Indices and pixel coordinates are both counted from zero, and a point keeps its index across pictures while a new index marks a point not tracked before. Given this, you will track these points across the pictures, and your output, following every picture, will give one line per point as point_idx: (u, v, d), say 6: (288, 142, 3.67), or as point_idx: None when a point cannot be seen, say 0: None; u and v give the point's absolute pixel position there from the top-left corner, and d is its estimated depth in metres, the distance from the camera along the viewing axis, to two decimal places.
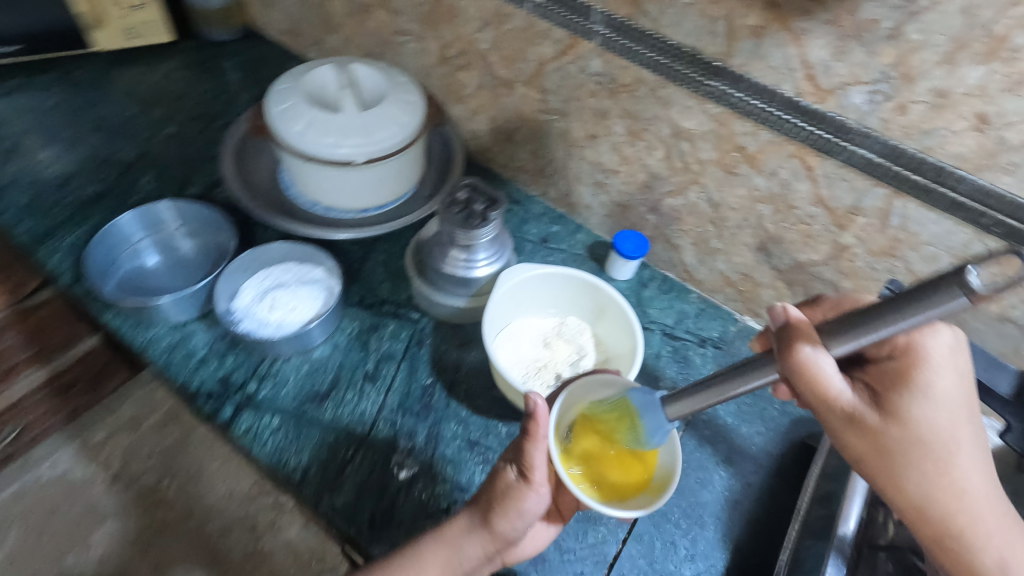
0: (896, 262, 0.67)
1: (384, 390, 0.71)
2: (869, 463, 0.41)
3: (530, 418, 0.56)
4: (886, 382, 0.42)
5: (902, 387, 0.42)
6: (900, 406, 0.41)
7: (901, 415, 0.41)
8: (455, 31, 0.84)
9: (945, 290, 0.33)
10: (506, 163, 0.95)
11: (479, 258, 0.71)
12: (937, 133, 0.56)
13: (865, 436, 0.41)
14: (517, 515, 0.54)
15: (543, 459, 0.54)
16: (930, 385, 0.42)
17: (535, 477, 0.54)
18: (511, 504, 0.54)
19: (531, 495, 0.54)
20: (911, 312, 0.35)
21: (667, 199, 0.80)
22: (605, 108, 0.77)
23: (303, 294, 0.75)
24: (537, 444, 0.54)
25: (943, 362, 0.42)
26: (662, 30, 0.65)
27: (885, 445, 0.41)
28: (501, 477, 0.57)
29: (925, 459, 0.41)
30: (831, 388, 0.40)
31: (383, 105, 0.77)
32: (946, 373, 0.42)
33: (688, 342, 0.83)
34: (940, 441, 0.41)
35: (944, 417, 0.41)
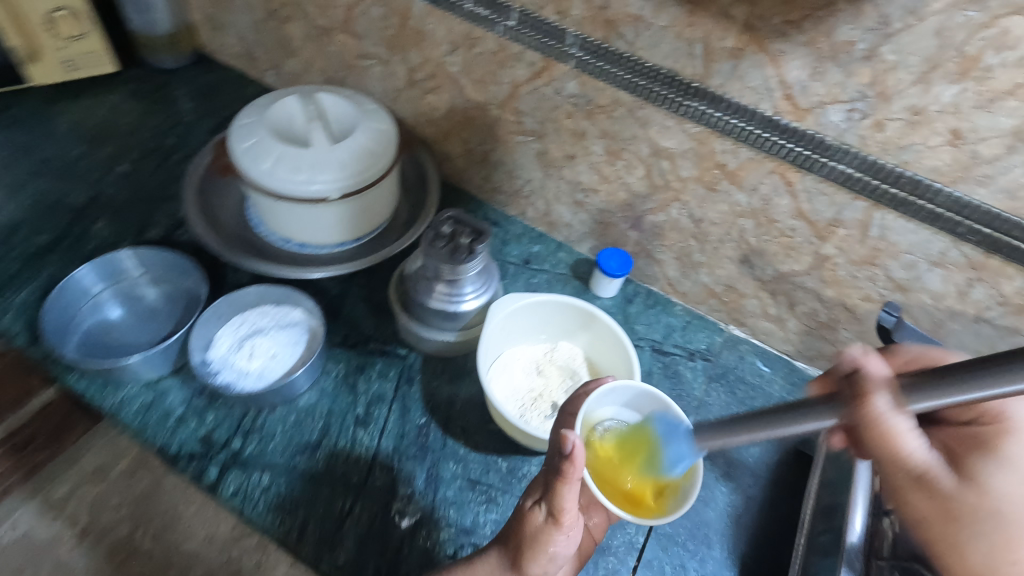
0: (876, 270, 0.68)
1: (378, 433, 0.69)
2: (933, 525, 0.42)
3: (564, 459, 0.50)
4: (965, 446, 0.45)
5: (979, 452, 0.44)
6: (976, 470, 0.43)
7: (976, 480, 0.42)
8: (423, 54, 0.81)
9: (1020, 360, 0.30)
10: (481, 184, 0.93)
11: (466, 291, 0.69)
12: (913, 148, 0.57)
13: (936, 500, 0.42)
14: (545, 557, 0.55)
15: (574, 501, 0.52)
16: (1011, 453, 0.44)
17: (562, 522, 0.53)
18: (539, 550, 0.54)
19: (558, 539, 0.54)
20: (991, 379, 0.31)
21: (648, 216, 0.80)
22: (582, 129, 0.76)
23: (284, 339, 0.72)
24: (567, 490, 0.52)
25: (1021, 431, 0.45)
26: (639, 52, 0.65)
27: (959, 509, 0.41)
28: (526, 518, 0.56)
29: (994, 526, 0.41)
30: (903, 448, 0.39)
31: (354, 138, 0.74)
32: (1023, 442, 0.44)
33: (677, 357, 0.84)
34: (1011, 512, 0.41)
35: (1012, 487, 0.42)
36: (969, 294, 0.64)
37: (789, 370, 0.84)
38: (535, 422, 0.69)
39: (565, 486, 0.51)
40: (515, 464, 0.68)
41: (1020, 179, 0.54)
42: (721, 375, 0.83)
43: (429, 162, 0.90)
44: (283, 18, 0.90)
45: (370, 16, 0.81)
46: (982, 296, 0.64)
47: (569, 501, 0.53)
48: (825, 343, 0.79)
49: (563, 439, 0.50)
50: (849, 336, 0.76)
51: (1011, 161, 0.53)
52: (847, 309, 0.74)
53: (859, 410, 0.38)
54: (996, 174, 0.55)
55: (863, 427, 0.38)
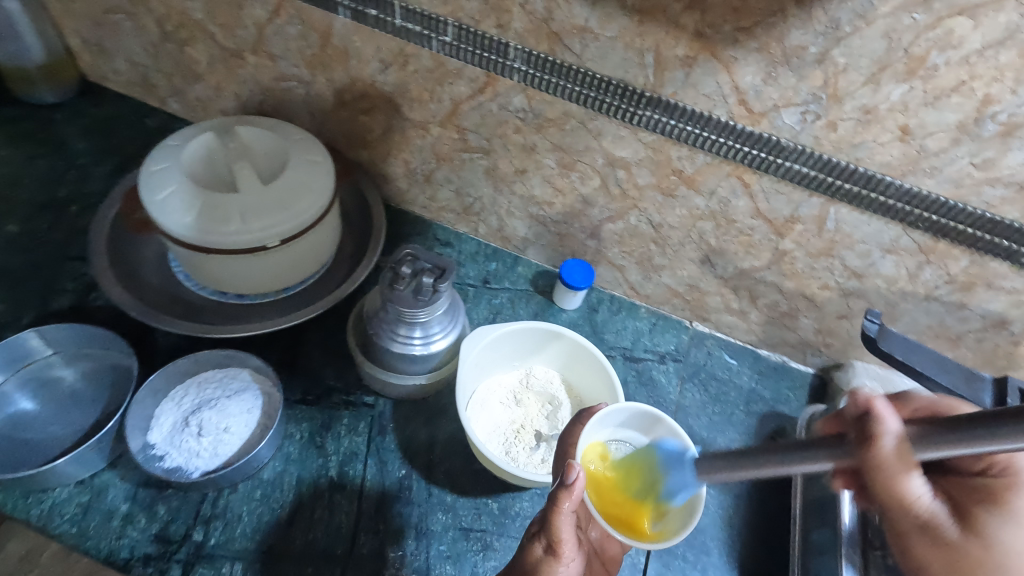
0: (834, 260, 0.70)
1: (356, 495, 0.64)
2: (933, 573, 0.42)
3: (564, 489, 0.50)
4: (969, 497, 0.44)
5: (989, 505, 0.43)
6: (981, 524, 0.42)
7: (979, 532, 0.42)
8: (351, 74, 0.75)
9: None
10: (427, 204, 0.88)
11: (434, 332, 0.65)
12: (865, 146, 0.57)
13: (943, 548, 0.42)
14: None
15: (571, 532, 0.51)
16: (1018, 508, 0.44)
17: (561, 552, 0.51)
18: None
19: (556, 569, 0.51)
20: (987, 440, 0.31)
21: (606, 225, 0.78)
22: (532, 143, 0.72)
23: (234, 407, 0.65)
24: (564, 517, 0.50)
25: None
26: (586, 63, 0.62)
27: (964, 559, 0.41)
28: (525, 550, 0.53)
29: None
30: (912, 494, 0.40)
31: (287, 175, 0.67)
32: None
33: (649, 361, 0.83)
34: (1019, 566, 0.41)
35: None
36: (919, 276, 0.67)
37: (755, 360, 0.85)
38: (523, 458, 0.66)
39: (562, 509, 0.50)
40: (506, 503, 0.66)
41: (964, 169, 0.56)
42: (693, 374, 0.83)
43: (370, 187, 0.84)
44: (182, 41, 0.80)
45: (285, 35, 0.74)
46: (931, 276, 0.67)
47: (566, 528, 0.51)
48: (786, 331, 0.81)
49: (567, 468, 0.49)
50: (809, 323, 0.79)
51: (956, 153, 0.55)
52: (806, 298, 0.76)
53: (861, 454, 0.38)
54: (942, 165, 0.56)
55: (871, 471, 0.38)
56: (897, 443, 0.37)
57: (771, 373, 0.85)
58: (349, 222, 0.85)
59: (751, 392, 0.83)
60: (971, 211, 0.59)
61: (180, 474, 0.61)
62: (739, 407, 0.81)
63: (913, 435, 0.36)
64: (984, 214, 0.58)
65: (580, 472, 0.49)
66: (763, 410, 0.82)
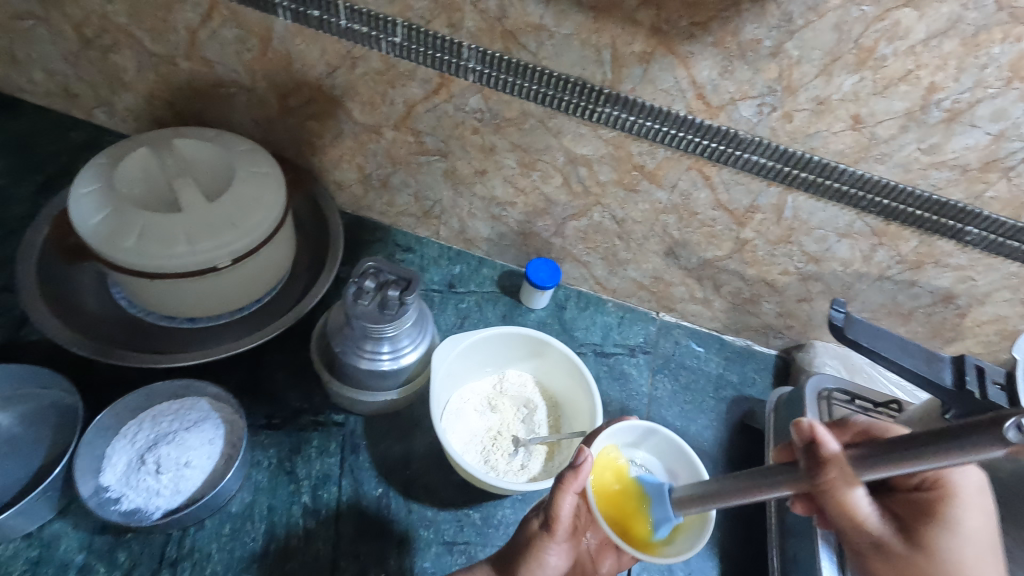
0: (792, 246, 0.71)
1: (332, 520, 0.61)
2: None
3: (571, 471, 0.52)
4: (911, 513, 0.49)
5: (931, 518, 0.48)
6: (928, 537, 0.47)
7: (928, 544, 0.46)
8: (295, 78, 0.71)
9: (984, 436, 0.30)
10: (385, 210, 0.86)
11: (403, 345, 0.63)
12: (819, 135, 0.59)
13: (892, 563, 0.46)
14: (538, 565, 0.55)
15: (568, 511, 0.52)
16: (956, 518, 0.48)
17: (556, 533, 0.54)
18: (533, 555, 0.55)
19: (547, 547, 0.54)
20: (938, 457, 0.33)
21: (570, 222, 0.78)
22: (491, 143, 0.71)
23: (194, 439, 0.61)
24: (566, 497, 0.52)
25: (965, 495, 0.49)
26: (542, 62, 0.60)
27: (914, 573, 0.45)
28: (526, 527, 0.57)
29: None
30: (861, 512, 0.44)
31: (235, 190, 0.63)
32: (975, 512, 0.49)
33: (619, 356, 0.84)
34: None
35: (969, 551, 0.47)
36: (873, 257, 0.69)
37: (721, 346, 0.87)
38: (502, 466, 0.65)
39: (569, 488, 0.52)
40: (488, 512, 0.65)
41: (912, 154, 0.58)
42: (663, 364, 0.84)
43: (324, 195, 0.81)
44: (106, 48, 0.74)
45: (220, 39, 0.69)
46: (884, 258, 0.69)
47: (566, 506, 0.52)
48: (749, 316, 0.83)
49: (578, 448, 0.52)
50: (770, 307, 0.81)
51: (904, 139, 0.57)
52: (767, 284, 0.77)
53: (816, 479, 0.40)
54: (892, 151, 0.58)
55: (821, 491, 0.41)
56: (845, 466, 0.39)
57: (737, 358, 0.86)
58: (304, 233, 0.81)
59: (719, 377, 0.84)
60: (920, 194, 0.61)
61: (140, 516, 0.57)
62: (709, 394, 0.82)
63: (853, 459, 0.38)
64: (932, 196, 0.61)
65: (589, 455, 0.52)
66: (732, 394, 0.83)
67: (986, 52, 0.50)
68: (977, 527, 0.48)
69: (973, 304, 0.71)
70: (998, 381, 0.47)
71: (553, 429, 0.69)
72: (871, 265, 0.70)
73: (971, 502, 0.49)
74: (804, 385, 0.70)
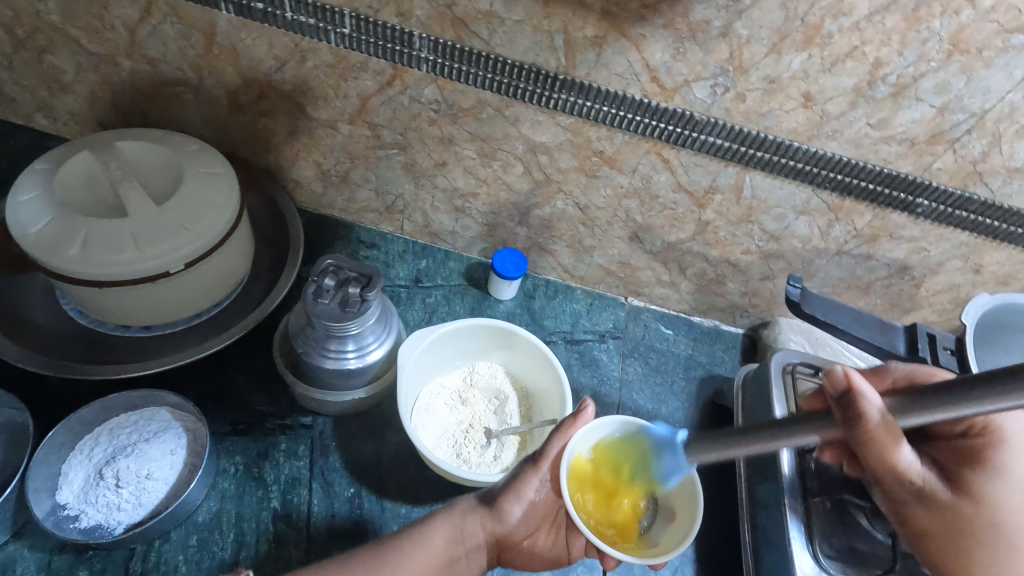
0: (753, 226, 0.72)
1: (304, 524, 0.60)
2: (935, 537, 0.47)
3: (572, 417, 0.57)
4: (955, 461, 0.49)
5: (975, 465, 0.48)
6: (972, 483, 0.47)
7: (973, 491, 0.47)
8: (243, 74, 0.69)
9: (1022, 386, 0.31)
10: (347, 206, 0.84)
11: (368, 343, 0.63)
12: (772, 114, 0.59)
13: (939, 512, 0.47)
14: (516, 494, 0.57)
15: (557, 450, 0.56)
16: (1002, 464, 0.48)
17: (540, 466, 0.56)
18: (513, 486, 0.57)
19: (529, 478, 0.56)
20: (984, 401, 0.32)
21: (534, 211, 0.77)
22: (449, 134, 0.70)
23: (154, 450, 0.59)
24: (561, 438, 0.56)
25: (1015, 441, 0.49)
26: (496, 50, 0.60)
27: (958, 521, 0.46)
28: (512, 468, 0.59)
29: (988, 537, 0.46)
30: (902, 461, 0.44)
31: (185, 192, 0.61)
32: (1021, 456, 0.48)
33: (590, 342, 0.84)
34: (1009, 525, 0.46)
35: (1015, 498, 0.47)
36: (830, 233, 0.71)
37: (689, 327, 0.88)
38: (475, 458, 0.65)
39: (566, 431, 0.55)
40: None
41: (862, 130, 0.59)
42: (633, 349, 0.84)
43: (281, 194, 0.79)
44: (40, 48, 0.71)
45: (161, 36, 0.66)
46: (841, 233, 0.70)
47: (556, 447, 0.56)
48: (715, 296, 0.84)
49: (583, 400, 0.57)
50: (735, 287, 0.82)
51: (854, 115, 0.58)
52: (730, 264, 0.78)
53: (854, 430, 0.40)
54: (842, 128, 0.59)
55: (858, 439, 0.40)
56: (880, 413, 0.39)
57: (705, 338, 0.87)
58: (262, 233, 0.79)
59: (688, 358, 0.85)
60: (872, 168, 0.62)
61: (101, 533, 0.55)
62: (679, 375, 0.83)
63: (903, 406, 0.38)
64: (882, 170, 0.62)
65: (590, 409, 0.57)
66: (702, 374, 0.84)
67: (927, 26, 0.50)
68: (1022, 472, 0.48)
69: (927, 274, 0.73)
70: None
71: (525, 419, 0.69)
72: (828, 239, 0.71)
73: (1017, 448, 0.49)
74: (769, 362, 0.71)
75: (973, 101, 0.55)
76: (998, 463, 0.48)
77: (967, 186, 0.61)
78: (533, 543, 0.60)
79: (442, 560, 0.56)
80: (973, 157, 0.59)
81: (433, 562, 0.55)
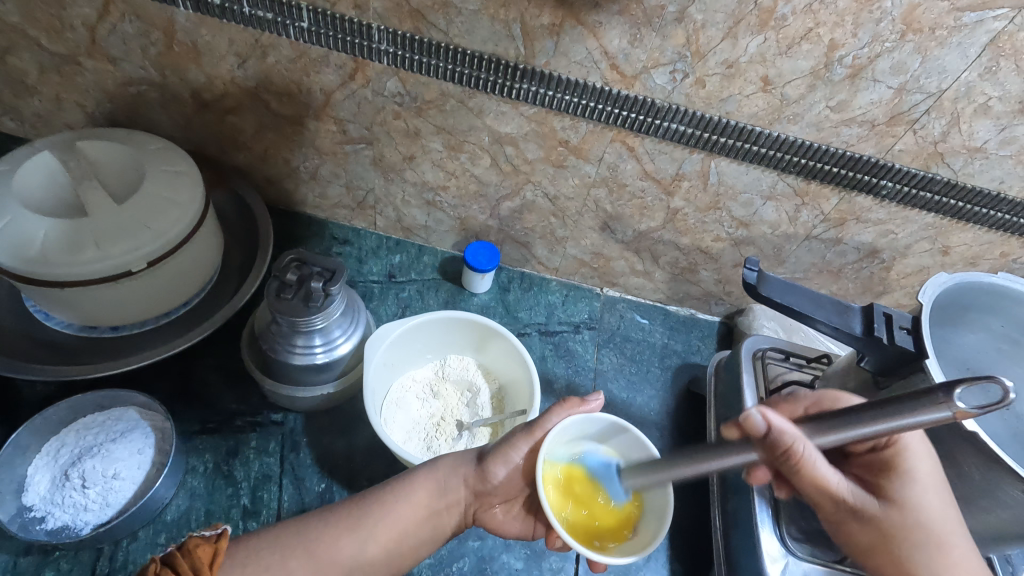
0: (721, 213, 0.72)
1: (273, 520, 0.60)
2: (874, 556, 0.43)
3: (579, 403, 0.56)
4: (869, 473, 0.46)
5: (889, 473, 0.45)
6: (893, 491, 0.44)
7: (895, 500, 0.44)
8: (206, 72, 0.68)
9: (929, 408, 0.33)
10: (318, 203, 0.84)
11: (335, 336, 0.63)
12: (732, 99, 0.59)
13: (871, 526, 0.43)
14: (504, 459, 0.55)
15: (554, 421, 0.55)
16: (914, 468, 0.45)
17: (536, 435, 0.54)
18: (503, 448, 0.55)
19: (519, 443, 0.55)
20: (889, 420, 0.35)
21: (504, 203, 0.77)
22: (415, 128, 0.70)
23: (121, 450, 0.59)
24: (563, 415, 0.54)
25: (918, 443, 0.46)
26: (454, 40, 0.59)
27: (890, 533, 0.43)
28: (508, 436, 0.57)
29: (924, 548, 0.42)
30: (828, 481, 0.41)
31: (146, 190, 0.61)
32: (926, 457, 0.45)
33: (564, 333, 0.84)
34: (935, 527, 0.43)
35: (933, 500, 0.44)
36: (798, 218, 0.71)
37: (665, 316, 0.88)
38: (445, 450, 0.65)
39: (569, 410, 0.55)
40: None
41: (822, 113, 0.59)
42: (609, 339, 0.84)
43: (250, 192, 0.78)
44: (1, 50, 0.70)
45: (121, 34, 0.66)
46: (809, 217, 0.71)
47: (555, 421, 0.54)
48: (690, 285, 0.84)
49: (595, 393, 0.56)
50: (709, 275, 0.82)
51: (813, 99, 0.58)
52: (702, 252, 0.78)
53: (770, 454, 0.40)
54: (803, 111, 0.59)
55: (782, 465, 0.40)
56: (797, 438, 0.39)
57: (681, 327, 0.87)
58: (232, 231, 0.79)
59: (664, 347, 0.85)
60: (834, 151, 0.62)
61: (67, 534, 0.55)
62: (654, 364, 0.83)
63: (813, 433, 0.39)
64: (845, 152, 0.62)
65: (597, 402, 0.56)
66: (678, 362, 0.84)
67: (879, 7, 0.50)
68: (930, 472, 0.45)
69: (896, 257, 0.74)
70: (905, 326, 0.50)
71: (496, 410, 0.69)
72: (796, 224, 0.72)
73: (920, 459, 0.45)
74: (739, 348, 0.71)
75: (930, 81, 0.54)
76: (908, 470, 0.44)
77: (930, 167, 0.61)
78: (506, 511, 0.60)
79: (424, 515, 0.54)
80: (933, 138, 0.59)
81: (416, 516, 0.54)
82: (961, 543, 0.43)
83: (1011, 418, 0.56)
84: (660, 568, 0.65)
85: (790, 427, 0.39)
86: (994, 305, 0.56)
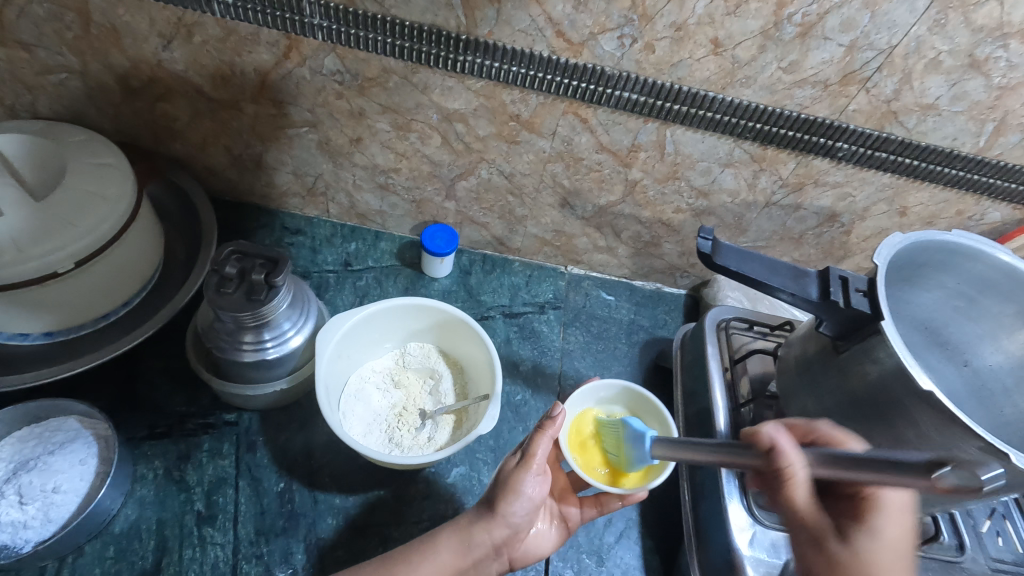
0: (680, 183, 0.71)
1: (231, 525, 0.58)
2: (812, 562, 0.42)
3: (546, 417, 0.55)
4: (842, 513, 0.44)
5: (857, 522, 0.43)
6: (858, 542, 0.41)
7: (857, 550, 0.41)
8: (131, 56, 0.64)
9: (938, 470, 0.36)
10: (267, 192, 0.81)
11: (284, 329, 0.60)
12: (683, 64, 0.57)
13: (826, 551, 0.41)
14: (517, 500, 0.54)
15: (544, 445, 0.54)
16: (878, 527, 0.42)
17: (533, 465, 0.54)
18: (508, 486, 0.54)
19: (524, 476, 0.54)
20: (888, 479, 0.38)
21: (459, 183, 0.75)
22: (359, 107, 0.67)
23: (61, 462, 0.55)
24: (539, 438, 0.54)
25: (893, 510, 0.43)
26: (392, 11, 0.56)
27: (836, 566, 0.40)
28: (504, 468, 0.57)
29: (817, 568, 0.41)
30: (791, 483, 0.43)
31: (67, 184, 0.58)
32: (897, 522, 0.43)
33: (529, 314, 0.82)
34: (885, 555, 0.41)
35: (890, 561, 0.41)
36: (757, 184, 0.70)
37: (631, 292, 0.87)
38: (408, 441, 0.62)
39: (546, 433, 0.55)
40: (400, 491, 0.63)
41: (775, 75, 0.57)
42: (574, 317, 0.83)
43: (194, 186, 0.75)
44: None
45: (32, 17, 0.60)
46: (767, 183, 0.69)
47: (542, 447, 0.54)
48: (653, 259, 0.83)
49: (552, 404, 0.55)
50: (672, 248, 0.81)
51: (764, 60, 0.56)
52: (664, 224, 0.77)
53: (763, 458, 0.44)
54: (755, 74, 0.57)
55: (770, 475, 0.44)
56: (778, 436, 0.44)
57: (647, 302, 0.86)
58: (174, 226, 0.76)
59: (630, 323, 0.84)
60: (788, 114, 0.61)
61: (7, 553, 0.52)
62: (621, 339, 0.82)
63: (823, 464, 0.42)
64: (800, 115, 0.60)
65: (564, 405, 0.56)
66: (645, 338, 0.83)
67: None
68: (897, 535, 0.42)
69: (855, 220, 0.74)
70: (861, 289, 0.49)
71: (460, 396, 0.67)
72: (755, 190, 0.71)
73: (898, 515, 0.43)
74: (703, 319, 0.70)
75: (880, 37, 0.53)
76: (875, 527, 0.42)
77: (883, 127, 0.61)
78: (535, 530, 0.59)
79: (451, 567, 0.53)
80: (885, 97, 0.58)
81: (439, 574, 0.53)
82: (885, 555, 0.41)
83: (971, 372, 0.61)
84: (633, 545, 0.65)
85: (790, 447, 0.44)
86: (951, 266, 0.56)
